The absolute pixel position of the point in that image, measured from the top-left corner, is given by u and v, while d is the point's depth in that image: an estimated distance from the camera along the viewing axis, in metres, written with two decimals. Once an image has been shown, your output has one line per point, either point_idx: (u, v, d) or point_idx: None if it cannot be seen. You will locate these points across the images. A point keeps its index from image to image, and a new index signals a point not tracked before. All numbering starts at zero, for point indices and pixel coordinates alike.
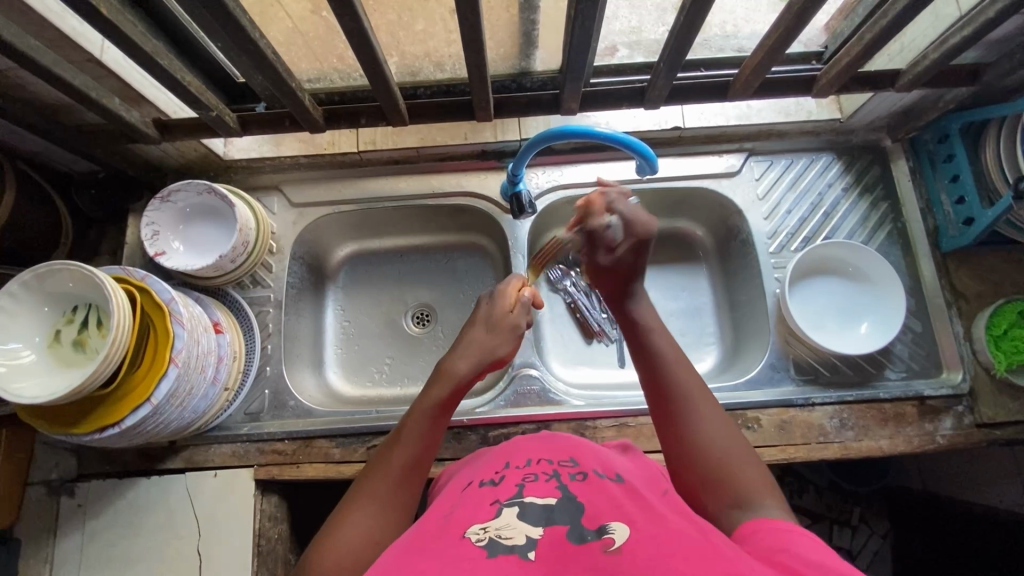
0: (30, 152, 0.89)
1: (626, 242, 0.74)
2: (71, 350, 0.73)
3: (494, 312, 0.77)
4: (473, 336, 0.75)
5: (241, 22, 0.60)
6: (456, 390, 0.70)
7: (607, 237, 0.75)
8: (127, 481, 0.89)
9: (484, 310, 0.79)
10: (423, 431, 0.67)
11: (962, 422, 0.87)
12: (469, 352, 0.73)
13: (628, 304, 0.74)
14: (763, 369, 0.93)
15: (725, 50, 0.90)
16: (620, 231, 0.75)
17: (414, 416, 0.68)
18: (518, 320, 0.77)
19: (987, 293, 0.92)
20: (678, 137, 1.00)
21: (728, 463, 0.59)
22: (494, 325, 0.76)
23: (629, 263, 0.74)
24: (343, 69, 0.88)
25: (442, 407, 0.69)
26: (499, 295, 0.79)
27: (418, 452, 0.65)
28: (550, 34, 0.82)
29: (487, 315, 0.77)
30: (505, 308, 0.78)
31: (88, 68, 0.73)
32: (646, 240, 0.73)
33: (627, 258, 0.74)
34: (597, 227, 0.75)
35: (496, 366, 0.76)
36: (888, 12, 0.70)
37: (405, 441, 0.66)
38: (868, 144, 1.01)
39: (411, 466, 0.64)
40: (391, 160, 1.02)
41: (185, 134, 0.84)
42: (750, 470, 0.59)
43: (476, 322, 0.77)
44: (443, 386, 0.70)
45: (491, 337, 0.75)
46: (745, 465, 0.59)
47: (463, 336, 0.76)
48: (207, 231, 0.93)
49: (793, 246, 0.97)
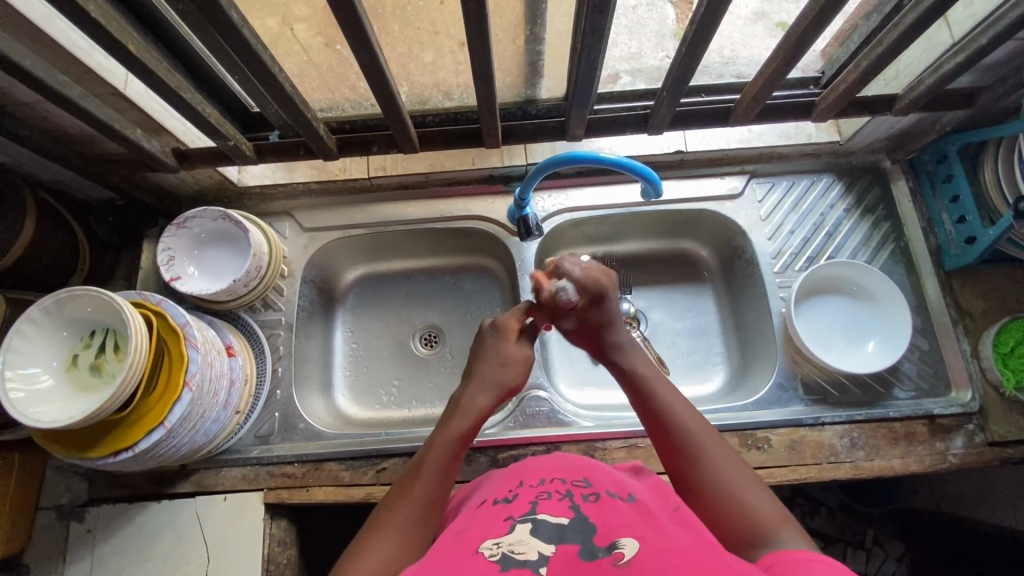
0: (50, 181, 0.91)
1: (583, 299, 0.75)
2: (88, 374, 0.74)
3: (500, 346, 0.77)
4: (479, 373, 0.76)
5: (263, 59, 0.63)
6: (479, 421, 0.72)
7: (562, 300, 0.76)
8: (137, 505, 0.89)
9: (492, 343, 0.78)
10: (444, 461, 0.68)
11: (974, 441, 0.87)
12: (487, 384, 0.74)
13: (614, 357, 0.76)
14: (771, 388, 0.93)
15: (724, 76, 0.94)
16: (572, 291, 0.76)
17: (434, 448, 0.69)
18: (527, 350, 0.78)
19: (991, 311, 0.93)
20: (680, 161, 1.02)
21: (743, 500, 0.59)
22: (502, 362, 0.76)
23: (598, 316, 0.76)
24: (354, 98, 0.91)
25: (464, 438, 0.70)
26: (504, 323, 0.79)
27: (439, 480, 0.66)
28: (556, 63, 0.85)
29: (491, 353, 0.77)
30: (512, 340, 0.78)
31: (112, 101, 0.76)
32: (601, 291, 0.75)
33: (593, 314, 0.76)
34: (549, 294, 0.77)
35: (509, 395, 0.77)
36: (883, 40, 0.72)
37: (426, 471, 0.66)
38: (868, 165, 1.02)
39: (433, 493, 0.65)
40: (400, 186, 1.05)
41: (202, 162, 0.86)
42: (766, 505, 0.59)
43: (486, 356, 0.77)
44: (462, 418, 0.71)
45: (504, 370, 0.76)
46: (760, 501, 0.59)
47: (474, 370, 0.77)
48: (221, 256, 0.95)
49: (797, 266, 0.98)
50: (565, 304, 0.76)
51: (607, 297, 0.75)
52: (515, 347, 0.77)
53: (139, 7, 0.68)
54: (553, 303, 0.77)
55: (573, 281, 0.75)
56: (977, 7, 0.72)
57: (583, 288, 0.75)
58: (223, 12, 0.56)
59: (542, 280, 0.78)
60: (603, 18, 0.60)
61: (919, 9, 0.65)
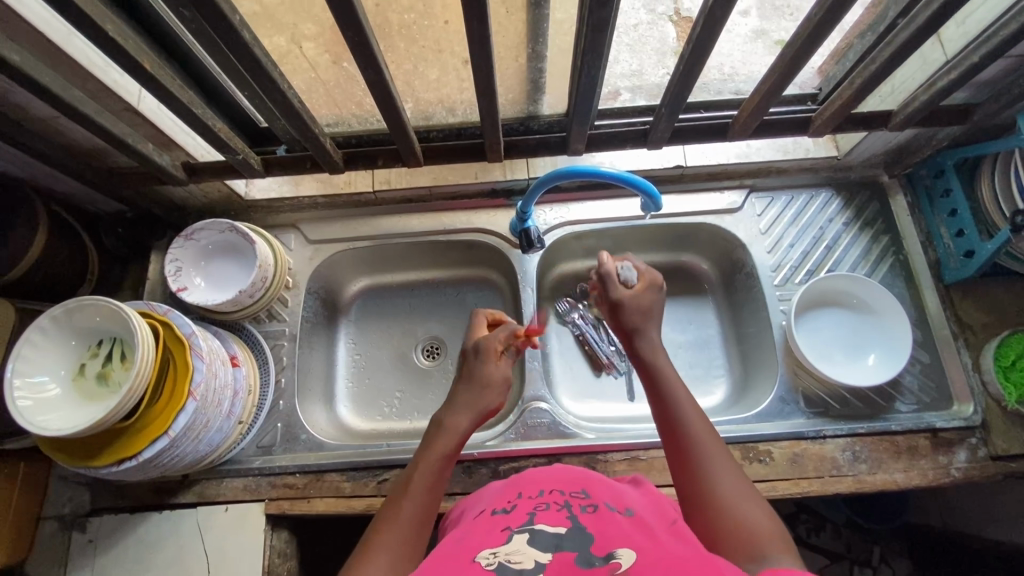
0: (62, 193, 0.93)
1: (642, 284, 0.83)
2: (94, 383, 0.75)
3: (478, 367, 0.78)
4: (458, 395, 0.76)
5: (272, 76, 0.65)
6: (461, 441, 0.73)
7: (624, 279, 0.83)
8: (138, 515, 0.89)
9: (471, 365, 0.79)
10: (431, 477, 0.68)
11: (977, 455, 0.87)
12: (467, 402, 0.75)
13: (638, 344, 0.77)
14: (772, 401, 0.93)
15: (723, 92, 0.95)
16: (632, 275, 0.84)
17: (419, 467, 0.69)
18: (507, 373, 0.79)
19: (992, 324, 0.93)
20: (680, 175, 1.04)
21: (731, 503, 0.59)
22: (481, 383, 0.77)
23: (649, 302, 0.81)
24: (361, 114, 0.93)
25: (449, 455, 0.71)
26: (486, 345, 0.79)
27: (427, 496, 0.66)
28: (557, 80, 0.87)
29: (468, 375, 0.78)
30: (493, 363, 0.78)
31: (124, 116, 0.78)
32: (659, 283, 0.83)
33: (648, 299, 0.81)
34: (612, 270, 0.84)
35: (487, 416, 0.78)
36: (876, 58, 0.73)
37: (415, 487, 0.67)
38: (866, 180, 1.04)
39: (423, 510, 0.65)
40: (405, 200, 1.07)
41: (211, 175, 0.88)
42: (754, 512, 0.59)
43: (466, 380, 0.77)
44: (446, 437, 0.72)
45: (483, 392, 0.76)
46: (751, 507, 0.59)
47: (453, 394, 0.77)
48: (227, 267, 0.96)
49: (797, 279, 0.99)
50: (622, 282, 0.84)
51: (660, 291, 0.83)
52: (496, 368, 0.78)
53: (154, 26, 0.70)
54: (612, 278, 0.83)
55: (636, 268, 0.85)
56: (969, 25, 0.74)
57: (643, 276, 0.84)
58: (235, 31, 0.57)
59: (607, 260, 0.84)
60: (603, 36, 0.62)
61: (912, 27, 0.67)
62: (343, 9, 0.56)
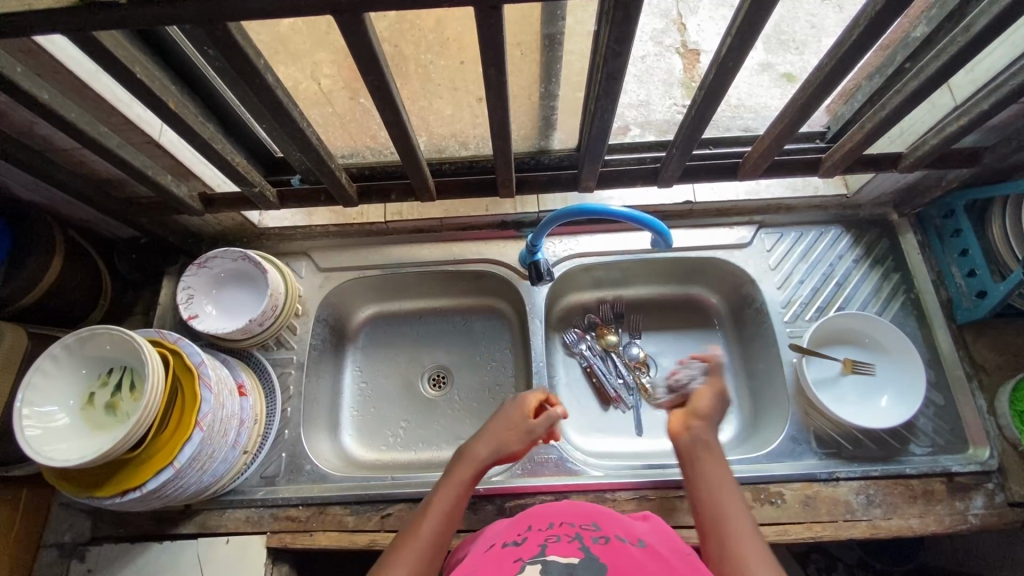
0: (79, 219, 0.95)
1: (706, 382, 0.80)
2: (103, 413, 0.75)
3: (511, 409, 0.80)
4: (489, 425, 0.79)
5: (294, 116, 0.66)
6: (480, 469, 0.74)
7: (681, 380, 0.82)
8: (138, 545, 0.87)
9: (505, 408, 0.81)
10: (450, 502, 0.70)
11: (993, 501, 0.85)
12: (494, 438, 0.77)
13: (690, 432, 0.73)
14: (784, 441, 0.91)
15: (732, 128, 0.96)
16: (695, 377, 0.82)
17: (441, 490, 0.71)
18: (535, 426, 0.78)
19: (1007, 366, 0.92)
20: (689, 211, 1.05)
21: None
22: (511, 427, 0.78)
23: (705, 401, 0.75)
24: (375, 146, 0.95)
25: (468, 484, 0.73)
26: (522, 400, 0.81)
27: (445, 520, 0.68)
28: (568, 118, 0.89)
29: (507, 411, 0.80)
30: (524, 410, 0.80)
31: (146, 148, 0.80)
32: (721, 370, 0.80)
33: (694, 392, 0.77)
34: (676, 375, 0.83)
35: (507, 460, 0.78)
36: (885, 105, 0.74)
37: (433, 510, 0.69)
38: (875, 218, 1.04)
39: (439, 532, 0.67)
40: (416, 230, 1.08)
41: (227, 206, 0.90)
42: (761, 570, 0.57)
43: (498, 415, 0.80)
44: (466, 466, 0.74)
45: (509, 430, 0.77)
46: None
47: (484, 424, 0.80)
48: (238, 294, 0.97)
49: (807, 316, 0.99)
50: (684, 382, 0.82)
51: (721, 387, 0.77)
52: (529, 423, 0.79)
53: (179, 65, 0.72)
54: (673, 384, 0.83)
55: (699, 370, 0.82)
56: (979, 72, 0.75)
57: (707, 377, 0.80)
58: (260, 75, 0.59)
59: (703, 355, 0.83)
60: (616, 83, 0.63)
61: (921, 77, 0.67)
62: (365, 55, 0.58)
